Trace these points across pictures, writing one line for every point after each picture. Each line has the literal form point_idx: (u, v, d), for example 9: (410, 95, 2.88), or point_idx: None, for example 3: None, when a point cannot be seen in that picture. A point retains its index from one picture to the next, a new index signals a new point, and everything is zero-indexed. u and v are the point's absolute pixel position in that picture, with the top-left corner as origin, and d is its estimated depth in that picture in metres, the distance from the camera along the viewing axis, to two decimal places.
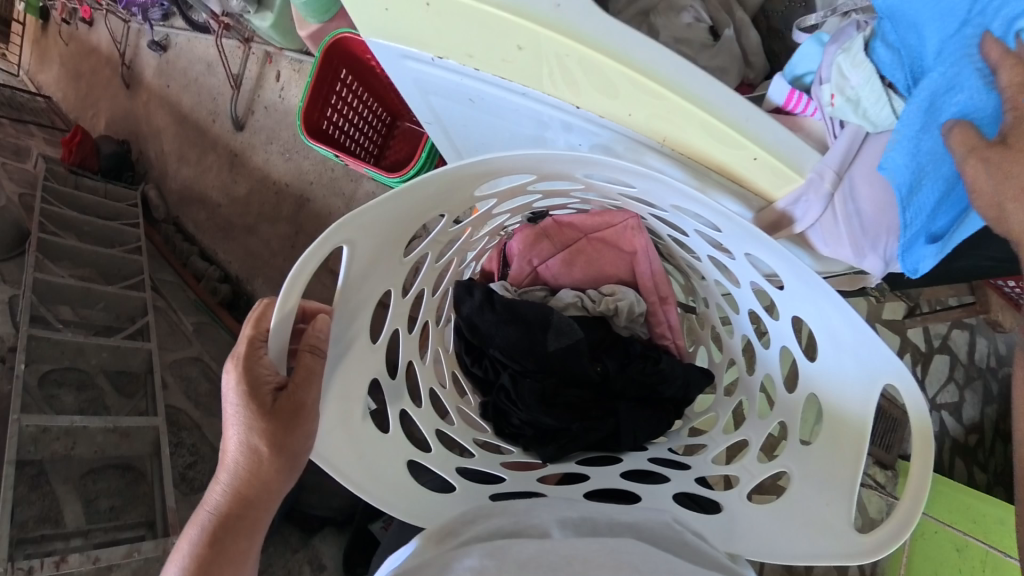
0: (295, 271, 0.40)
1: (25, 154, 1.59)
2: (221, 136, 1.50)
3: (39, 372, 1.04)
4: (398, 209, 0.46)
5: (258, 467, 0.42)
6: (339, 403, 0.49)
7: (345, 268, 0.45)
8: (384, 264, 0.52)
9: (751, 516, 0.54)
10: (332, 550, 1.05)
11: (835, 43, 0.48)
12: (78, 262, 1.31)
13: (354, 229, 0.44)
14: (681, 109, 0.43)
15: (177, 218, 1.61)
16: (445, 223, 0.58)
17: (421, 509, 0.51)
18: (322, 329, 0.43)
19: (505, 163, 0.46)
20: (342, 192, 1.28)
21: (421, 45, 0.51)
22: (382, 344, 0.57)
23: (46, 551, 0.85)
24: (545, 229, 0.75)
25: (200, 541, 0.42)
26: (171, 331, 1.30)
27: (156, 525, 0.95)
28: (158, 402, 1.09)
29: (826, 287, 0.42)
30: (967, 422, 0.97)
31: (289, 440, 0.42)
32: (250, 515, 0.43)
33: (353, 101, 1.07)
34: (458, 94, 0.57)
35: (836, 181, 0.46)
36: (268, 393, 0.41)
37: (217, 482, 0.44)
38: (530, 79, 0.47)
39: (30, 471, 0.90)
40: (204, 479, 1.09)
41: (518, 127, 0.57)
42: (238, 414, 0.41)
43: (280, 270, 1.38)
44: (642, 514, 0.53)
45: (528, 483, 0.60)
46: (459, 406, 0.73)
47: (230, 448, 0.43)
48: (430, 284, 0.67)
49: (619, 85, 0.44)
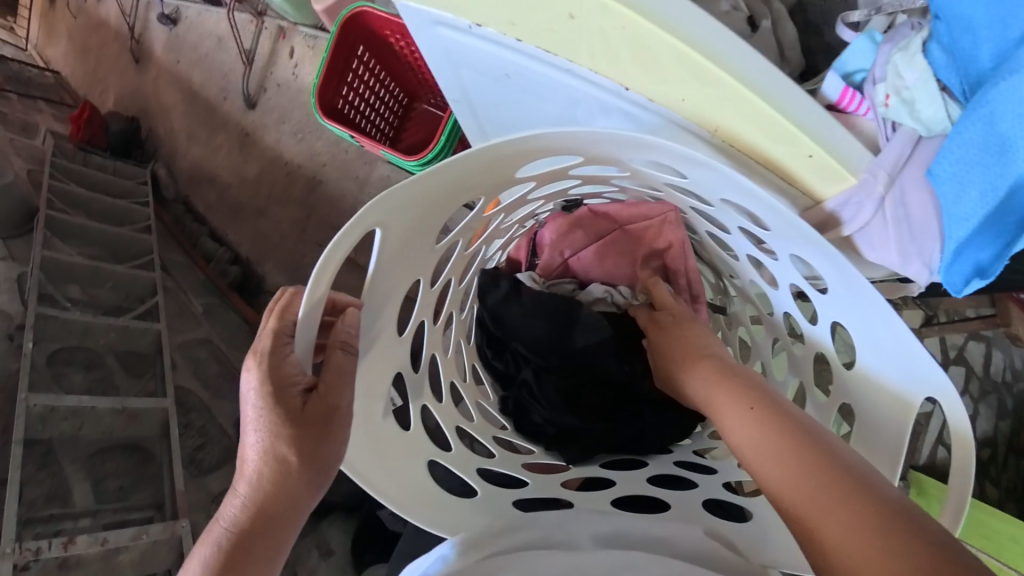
0: (329, 251, 0.37)
1: (33, 130, 1.57)
2: (231, 115, 1.47)
3: (48, 351, 1.03)
4: (431, 193, 0.44)
5: (285, 475, 0.40)
6: (363, 402, 0.47)
7: (376, 250, 0.43)
8: (415, 250, 0.50)
9: (775, 524, 0.51)
10: (340, 536, 1.04)
11: (890, 43, 0.47)
12: (87, 241, 1.29)
13: (386, 212, 0.41)
14: (741, 96, 0.40)
15: (186, 198, 1.58)
16: (475, 212, 0.56)
17: (446, 517, 0.48)
18: (353, 324, 0.41)
19: (547, 141, 0.42)
20: (356, 175, 1.25)
21: (457, 10, 0.47)
22: (407, 336, 0.55)
23: (54, 530, 0.85)
24: (580, 217, 0.71)
25: (219, 558, 0.39)
26: (180, 312, 1.29)
27: (165, 507, 0.95)
28: (166, 383, 1.08)
29: (880, 299, 0.39)
30: (984, 436, 0.93)
31: (317, 447, 0.40)
32: (274, 527, 0.40)
33: (370, 80, 1.03)
34: (494, 69, 0.54)
35: (888, 183, 0.44)
36: (298, 395, 0.39)
37: (237, 491, 0.41)
38: (575, 54, 0.43)
39: (40, 450, 0.90)
40: (212, 462, 1.08)
41: (553, 111, 0.54)
42: (263, 418, 0.39)
43: (290, 253, 1.36)
44: (675, 528, 0.48)
45: (553, 490, 0.57)
46: (479, 400, 0.71)
47: (253, 453, 0.40)
48: (457, 272, 0.66)
49: (672, 67, 0.41)
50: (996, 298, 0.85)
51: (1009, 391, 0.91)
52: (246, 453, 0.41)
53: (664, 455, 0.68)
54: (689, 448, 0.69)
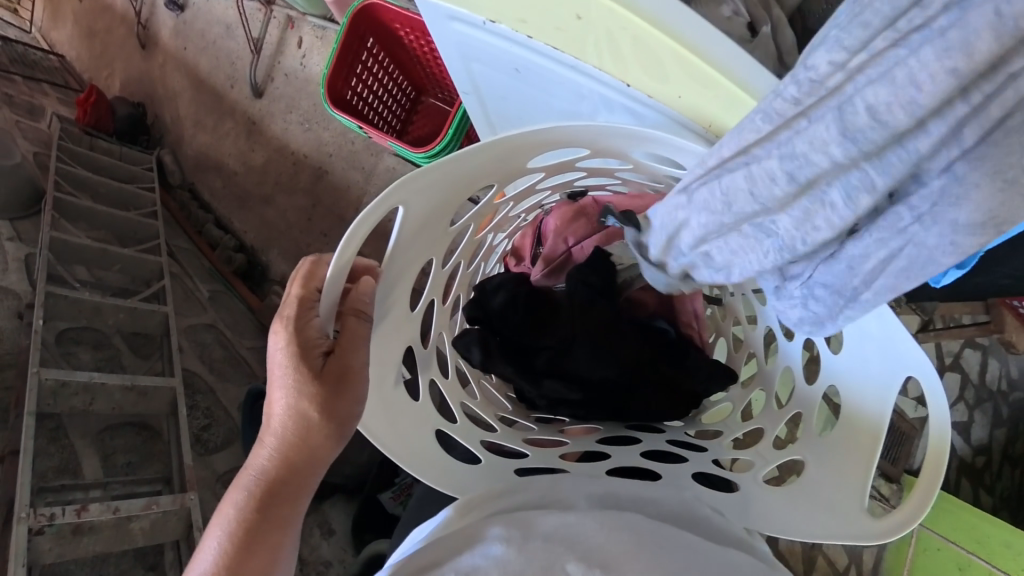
0: (347, 239, 0.40)
1: (38, 113, 1.58)
2: (239, 103, 1.49)
3: (57, 330, 1.06)
4: (448, 170, 0.47)
5: (306, 432, 0.43)
6: (377, 369, 0.50)
7: (399, 227, 0.47)
8: (432, 230, 0.54)
9: (762, 498, 0.57)
10: (342, 516, 1.08)
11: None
12: (94, 224, 1.32)
13: (407, 191, 0.45)
14: (735, 97, 0.43)
15: (192, 184, 1.61)
16: (491, 195, 0.59)
17: (453, 478, 0.53)
18: (366, 293, 0.44)
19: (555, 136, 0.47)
20: (362, 166, 1.27)
21: (471, 7, 0.49)
22: (417, 314, 0.58)
23: (66, 500, 0.88)
24: (584, 207, 0.74)
25: (249, 506, 0.43)
26: (186, 297, 1.32)
27: (172, 482, 0.98)
28: (173, 365, 1.10)
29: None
30: (976, 443, 0.99)
31: (333, 405, 0.43)
32: (297, 480, 0.44)
33: (378, 72, 1.05)
34: (505, 63, 0.56)
35: None
36: (318, 357, 0.42)
37: (261, 446, 0.44)
38: (583, 53, 0.45)
39: (49, 424, 0.94)
40: (218, 442, 1.11)
41: (560, 102, 0.57)
42: (287, 377, 0.42)
43: (296, 242, 1.38)
44: (664, 493, 0.54)
45: (550, 460, 0.61)
46: (481, 380, 0.76)
47: (275, 414, 0.43)
48: (466, 257, 0.69)
49: (668, 65, 0.43)
50: (991, 304, 0.88)
51: (1003, 399, 1.00)
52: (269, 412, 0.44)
53: (658, 433, 0.71)
54: (680, 429, 0.73)
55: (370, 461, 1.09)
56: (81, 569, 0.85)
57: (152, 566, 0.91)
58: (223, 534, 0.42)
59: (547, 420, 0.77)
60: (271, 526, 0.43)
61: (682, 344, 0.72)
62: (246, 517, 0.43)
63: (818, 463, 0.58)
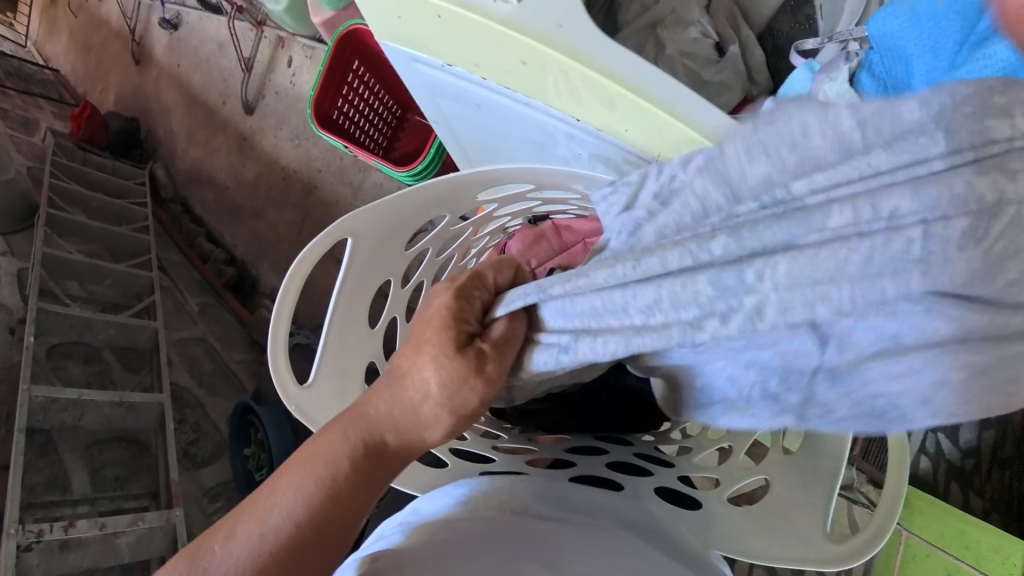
0: (293, 268, 0.51)
1: (33, 127, 1.60)
2: (230, 118, 1.51)
3: (47, 344, 1.07)
4: (398, 205, 0.55)
5: (425, 404, 0.42)
6: (338, 382, 0.56)
7: (347, 256, 0.54)
8: (386, 254, 0.59)
9: (724, 515, 0.60)
10: None
11: (824, 74, 0.56)
12: (86, 238, 1.33)
13: (355, 222, 0.53)
14: (680, 133, 0.44)
15: (184, 198, 1.63)
16: (448, 220, 0.64)
17: (418, 479, 0.59)
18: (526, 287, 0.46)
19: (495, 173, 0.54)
20: (350, 181, 1.30)
21: (433, 52, 0.53)
22: (381, 329, 0.63)
23: (53, 516, 0.89)
24: (544, 231, 0.70)
25: (354, 453, 0.42)
26: (176, 310, 1.34)
27: (159, 497, 1.00)
28: (163, 379, 1.13)
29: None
30: (964, 445, 0.94)
31: (467, 383, 0.41)
32: (401, 448, 0.43)
33: (363, 92, 1.08)
34: (465, 100, 0.59)
35: None
36: (467, 338, 0.41)
37: (365, 409, 0.43)
38: (535, 93, 0.49)
39: (39, 440, 0.94)
40: (205, 456, 1.13)
41: (520, 132, 0.59)
42: (431, 346, 0.41)
43: (285, 255, 1.40)
44: (620, 501, 0.56)
45: (514, 464, 0.64)
46: None
47: (407, 380, 0.42)
48: (430, 275, 0.71)
49: (615, 98, 0.45)
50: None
51: None
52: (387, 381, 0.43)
53: (626, 445, 0.73)
54: (651, 442, 0.75)
55: None
56: None
57: None
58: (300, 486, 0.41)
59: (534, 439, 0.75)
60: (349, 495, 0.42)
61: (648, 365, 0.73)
62: (332, 477, 0.41)
63: (784, 481, 0.62)
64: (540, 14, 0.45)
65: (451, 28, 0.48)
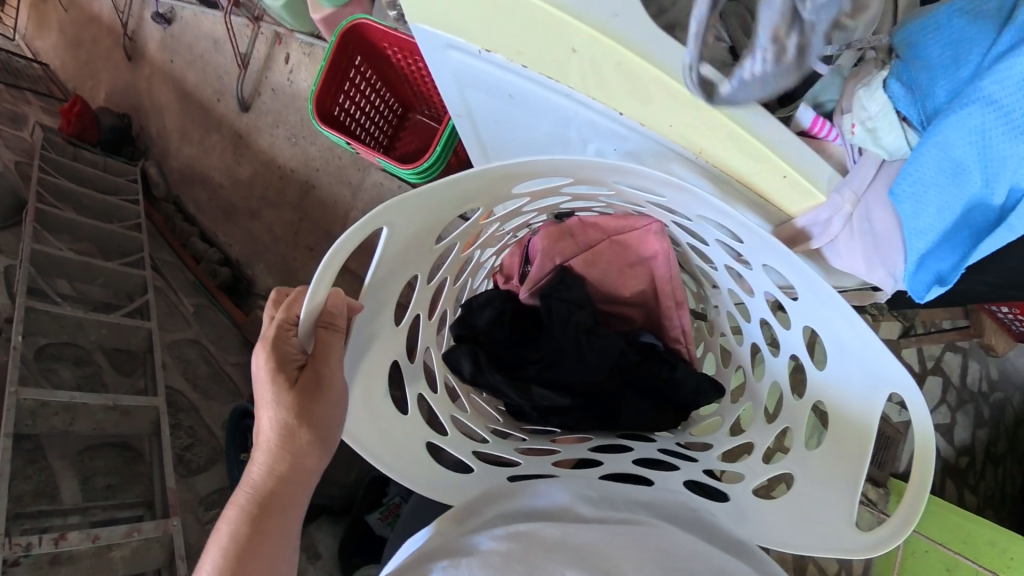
0: (324, 264, 0.46)
1: (21, 122, 1.56)
2: (225, 116, 1.48)
3: (36, 346, 1.03)
4: (439, 197, 0.53)
5: (289, 442, 0.50)
6: (364, 384, 0.57)
7: (381, 246, 0.52)
8: (416, 249, 0.59)
9: (754, 509, 0.61)
10: (327, 538, 1.06)
11: (854, 79, 0.54)
12: (77, 236, 1.29)
13: (391, 214, 0.50)
14: (711, 119, 0.50)
15: (177, 197, 1.59)
16: (479, 215, 0.62)
17: (443, 487, 0.60)
18: (336, 306, 0.50)
19: (547, 166, 0.52)
20: (349, 181, 1.27)
21: (470, 38, 0.56)
22: (402, 327, 0.65)
23: (43, 527, 0.86)
24: (570, 227, 0.80)
25: (252, 514, 0.49)
26: (170, 311, 1.31)
27: (154, 505, 0.98)
28: (157, 382, 1.10)
29: (840, 301, 0.49)
30: (960, 444, 1.08)
31: (309, 403, 0.49)
32: (289, 486, 0.50)
33: (366, 90, 1.06)
34: (499, 90, 0.62)
35: (854, 202, 0.53)
36: (295, 367, 0.49)
37: (245, 489, 0.50)
38: (573, 80, 0.53)
39: (28, 445, 0.91)
40: (201, 462, 1.10)
41: (552, 125, 0.64)
42: (268, 393, 0.49)
43: (282, 256, 1.38)
44: (661, 495, 0.59)
45: (541, 466, 0.67)
46: (472, 396, 0.82)
47: (265, 431, 0.50)
48: (452, 273, 0.75)
49: (652, 90, 0.50)
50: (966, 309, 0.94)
51: (986, 400, 1.09)
52: (253, 459, 0.50)
53: (649, 443, 0.75)
54: (672, 438, 0.77)
55: (356, 481, 1.09)
56: None
57: None
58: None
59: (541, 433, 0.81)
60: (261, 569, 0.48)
61: (670, 359, 0.79)
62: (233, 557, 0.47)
63: (808, 478, 0.60)
64: (595, 4, 0.48)
65: (499, 11, 0.51)
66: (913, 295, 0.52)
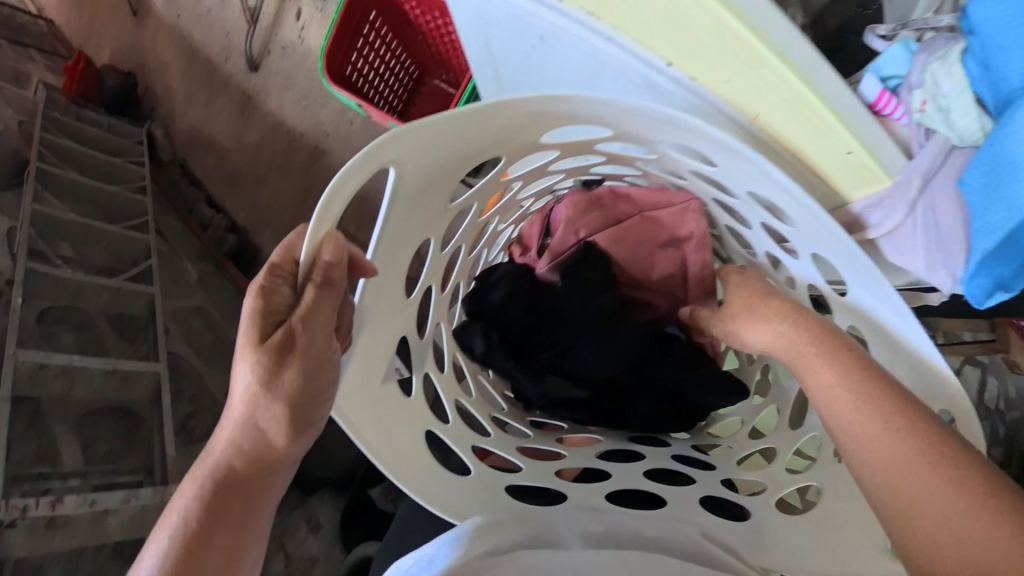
0: (334, 188, 0.41)
1: (23, 80, 1.51)
2: (233, 76, 1.42)
3: (38, 309, 1.01)
4: (456, 135, 0.48)
5: (256, 416, 0.47)
6: (364, 360, 0.53)
7: (390, 186, 0.48)
8: (431, 205, 0.56)
9: (777, 526, 0.56)
10: (329, 511, 1.03)
11: (925, 53, 0.52)
12: (79, 198, 1.25)
13: (400, 149, 0.45)
14: (782, 77, 0.46)
15: (183, 161, 1.54)
16: (499, 169, 0.58)
17: (435, 494, 0.54)
18: (331, 259, 0.42)
19: (586, 105, 0.46)
20: (360, 147, 1.22)
21: None
22: (415, 300, 0.61)
23: (42, 489, 0.84)
24: (599, 198, 0.74)
25: (220, 479, 0.48)
26: (175, 278, 1.27)
27: (154, 473, 0.95)
28: (159, 348, 1.05)
29: (902, 304, 0.43)
30: None
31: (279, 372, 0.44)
32: (255, 460, 0.48)
33: (380, 48, 1.00)
34: (529, 32, 0.57)
35: (919, 191, 0.51)
36: (274, 325, 0.44)
37: (213, 456, 0.49)
38: (617, 21, 0.48)
39: (28, 408, 0.90)
40: (204, 431, 1.07)
41: (582, 77, 0.58)
42: (241, 357, 0.45)
43: (289, 225, 1.33)
44: (671, 528, 0.53)
45: (546, 475, 0.63)
46: (478, 379, 0.78)
47: (235, 399, 0.47)
48: (468, 239, 0.70)
49: (709, 44, 0.46)
50: (994, 322, 0.89)
51: None
52: (221, 427, 0.49)
53: (663, 447, 0.73)
54: (687, 442, 0.75)
55: (360, 458, 1.05)
56: (54, 562, 0.81)
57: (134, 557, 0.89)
58: (162, 546, 0.45)
59: (541, 425, 0.79)
60: (222, 538, 0.47)
61: (694, 354, 0.73)
62: (192, 524, 0.46)
63: (834, 489, 0.56)
64: None
65: None
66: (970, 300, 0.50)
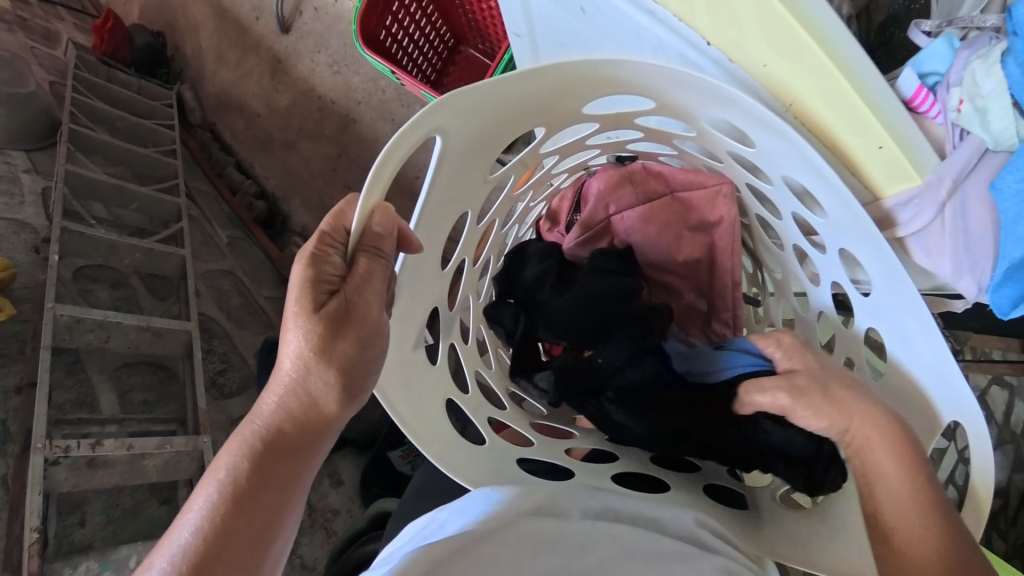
0: (382, 156, 0.41)
1: (55, 39, 1.53)
2: (264, 37, 1.41)
3: (74, 267, 1.06)
4: (494, 103, 0.49)
5: (308, 382, 0.46)
6: (402, 324, 0.55)
7: (435, 154, 0.50)
8: (473, 173, 0.57)
9: (777, 518, 0.58)
10: (351, 468, 1.09)
11: (969, 49, 0.50)
12: (112, 159, 1.28)
13: (441, 116, 0.46)
14: (820, 63, 0.45)
15: (212, 125, 1.56)
16: (538, 141, 0.60)
17: (457, 463, 0.55)
18: (381, 224, 0.44)
19: (631, 70, 0.47)
20: (392, 117, 1.23)
21: None
22: (448, 273, 0.63)
23: (81, 432, 0.90)
24: (631, 173, 0.75)
25: (266, 442, 0.47)
26: (205, 241, 1.30)
27: (186, 423, 1.00)
28: (190, 307, 1.08)
29: (921, 306, 0.46)
30: None
31: (330, 337, 0.45)
32: (301, 426, 0.48)
33: (416, 14, 1.00)
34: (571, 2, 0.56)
35: (951, 189, 0.49)
36: (326, 292, 0.45)
37: (259, 418, 0.48)
38: None
39: (67, 359, 0.96)
40: (234, 387, 1.12)
41: (620, 52, 0.58)
42: (296, 321, 0.45)
43: (318, 192, 1.36)
44: (671, 512, 0.51)
45: (556, 454, 0.64)
46: (498, 353, 0.80)
47: (285, 364, 0.47)
48: (501, 214, 0.71)
49: (748, 22, 0.45)
50: None
51: None
52: (269, 390, 0.48)
53: None
54: None
55: (381, 420, 1.10)
56: (97, 497, 0.89)
57: (167, 499, 0.95)
58: (209, 499, 0.45)
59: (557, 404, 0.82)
60: (269, 498, 0.47)
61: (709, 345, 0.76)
62: (238, 482, 0.46)
63: None
64: None
65: None
66: (995, 309, 0.50)
